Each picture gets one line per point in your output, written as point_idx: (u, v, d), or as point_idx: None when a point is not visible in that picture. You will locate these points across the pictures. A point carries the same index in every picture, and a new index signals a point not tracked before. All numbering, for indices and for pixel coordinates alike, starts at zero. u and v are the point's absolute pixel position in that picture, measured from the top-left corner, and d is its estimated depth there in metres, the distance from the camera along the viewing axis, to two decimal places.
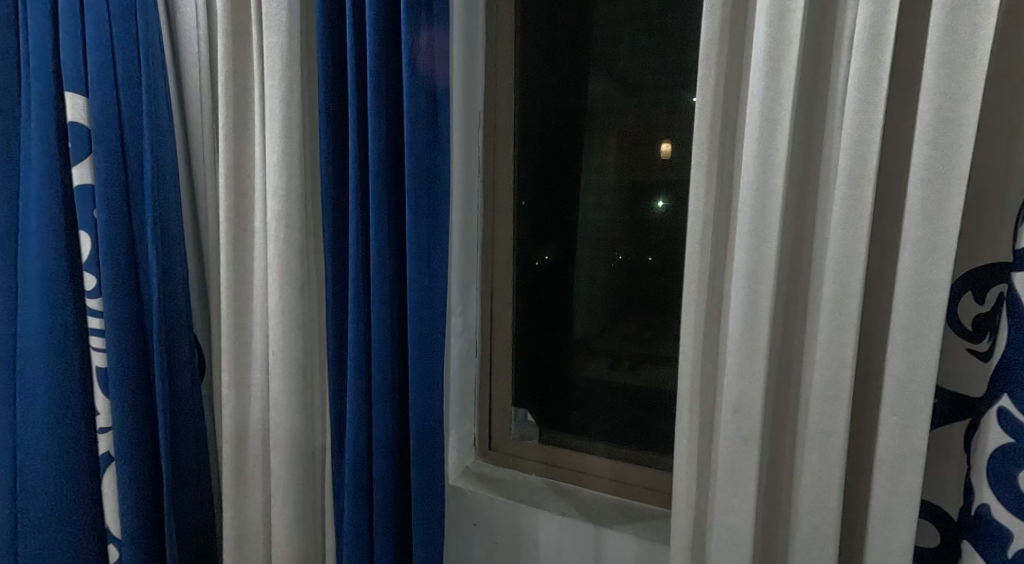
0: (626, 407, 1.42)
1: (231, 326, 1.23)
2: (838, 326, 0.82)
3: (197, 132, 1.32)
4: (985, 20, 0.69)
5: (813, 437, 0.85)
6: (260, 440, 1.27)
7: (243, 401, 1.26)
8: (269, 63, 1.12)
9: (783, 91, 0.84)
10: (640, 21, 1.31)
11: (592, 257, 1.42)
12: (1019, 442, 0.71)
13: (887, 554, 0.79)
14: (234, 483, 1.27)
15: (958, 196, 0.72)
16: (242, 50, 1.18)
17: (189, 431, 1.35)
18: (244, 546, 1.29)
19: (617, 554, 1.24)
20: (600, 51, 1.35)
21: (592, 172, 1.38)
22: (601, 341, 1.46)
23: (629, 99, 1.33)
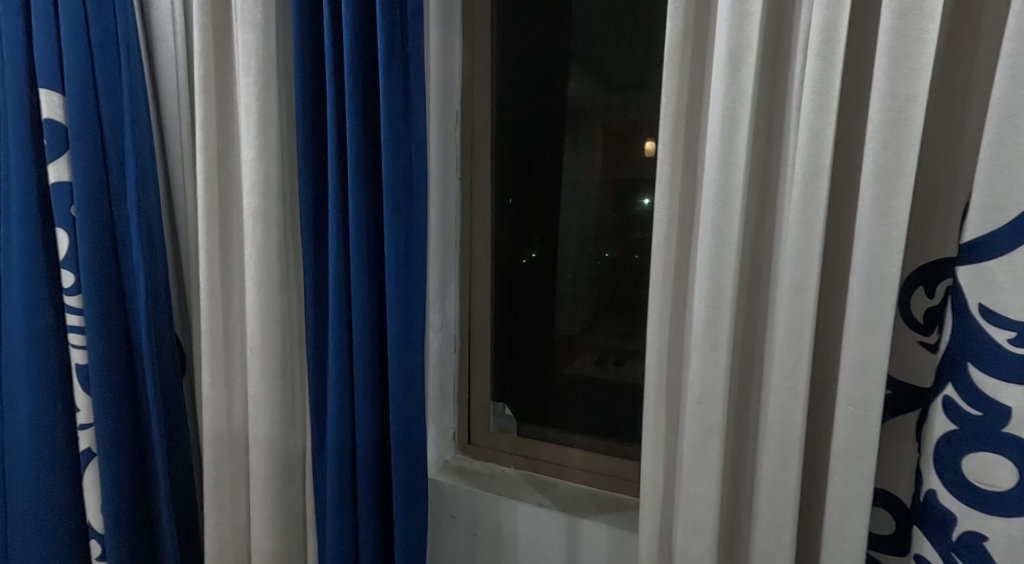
0: (606, 402, 1.44)
1: (211, 326, 1.23)
2: (795, 319, 0.85)
3: (174, 128, 1.32)
4: (930, 24, 0.72)
5: (773, 428, 0.88)
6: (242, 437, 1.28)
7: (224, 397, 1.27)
8: (244, 61, 1.12)
9: (743, 92, 0.86)
10: (618, 20, 1.32)
11: (577, 253, 1.41)
12: (962, 428, 0.73)
13: (842, 539, 0.81)
14: (216, 480, 1.27)
15: (905, 193, 0.75)
16: (219, 46, 1.19)
17: (175, 428, 1.37)
18: (226, 542, 1.30)
19: (590, 543, 1.27)
20: (579, 50, 1.36)
21: (579, 172, 1.38)
22: (584, 339, 1.44)
23: (612, 97, 1.33)
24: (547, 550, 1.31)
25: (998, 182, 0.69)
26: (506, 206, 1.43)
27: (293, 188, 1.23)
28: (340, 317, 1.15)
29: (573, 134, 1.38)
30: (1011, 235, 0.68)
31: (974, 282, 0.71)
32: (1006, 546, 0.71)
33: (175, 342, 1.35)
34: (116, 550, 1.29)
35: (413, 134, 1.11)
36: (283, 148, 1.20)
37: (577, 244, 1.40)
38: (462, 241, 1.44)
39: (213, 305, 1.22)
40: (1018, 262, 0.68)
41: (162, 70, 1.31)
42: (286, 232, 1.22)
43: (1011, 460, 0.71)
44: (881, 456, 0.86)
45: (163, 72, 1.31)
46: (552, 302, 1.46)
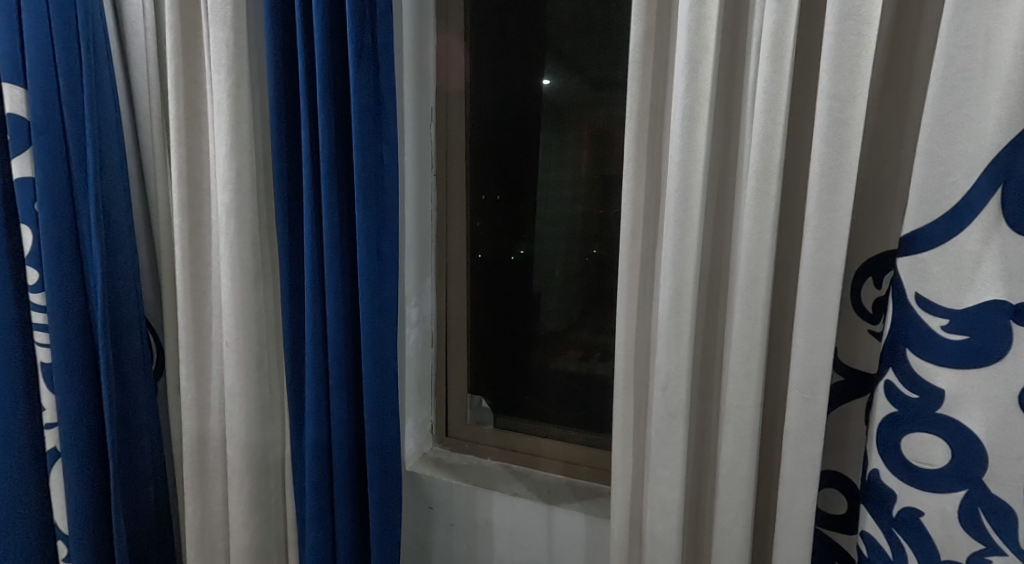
0: (586, 398, 1.45)
1: (191, 318, 1.25)
2: (750, 309, 0.88)
3: (146, 125, 1.33)
4: (868, 29, 0.76)
5: (731, 412, 0.92)
6: (220, 431, 1.30)
7: (203, 394, 1.29)
8: (216, 58, 1.14)
9: (701, 92, 0.90)
10: (597, 15, 1.32)
11: (567, 251, 1.41)
12: (901, 410, 0.77)
13: (793, 517, 0.85)
14: (197, 475, 1.30)
15: (848, 188, 0.79)
16: (189, 42, 1.19)
17: (140, 429, 1.37)
18: (207, 536, 1.32)
19: (565, 531, 1.30)
20: (559, 46, 1.37)
21: (566, 167, 1.38)
22: (572, 334, 1.45)
23: (598, 92, 1.33)
24: (522, 538, 1.35)
25: (931, 178, 0.73)
26: (481, 202, 1.46)
27: (267, 184, 1.25)
28: (314, 311, 1.17)
29: (559, 129, 1.38)
30: (943, 227, 0.73)
31: (911, 273, 0.75)
32: (938, 520, 0.76)
33: (145, 340, 1.36)
34: (79, 550, 1.31)
35: (384, 130, 1.12)
36: (257, 145, 1.22)
37: (561, 239, 1.41)
38: (439, 236, 1.46)
39: (187, 300, 1.24)
40: (950, 254, 0.73)
41: (133, 67, 1.31)
42: (260, 226, 1.23)
43: (944, 439, 0.75)
44: (831, 438, 0.91)
45: (134, 67, 1.31)
46: (537, 297, 1.47)
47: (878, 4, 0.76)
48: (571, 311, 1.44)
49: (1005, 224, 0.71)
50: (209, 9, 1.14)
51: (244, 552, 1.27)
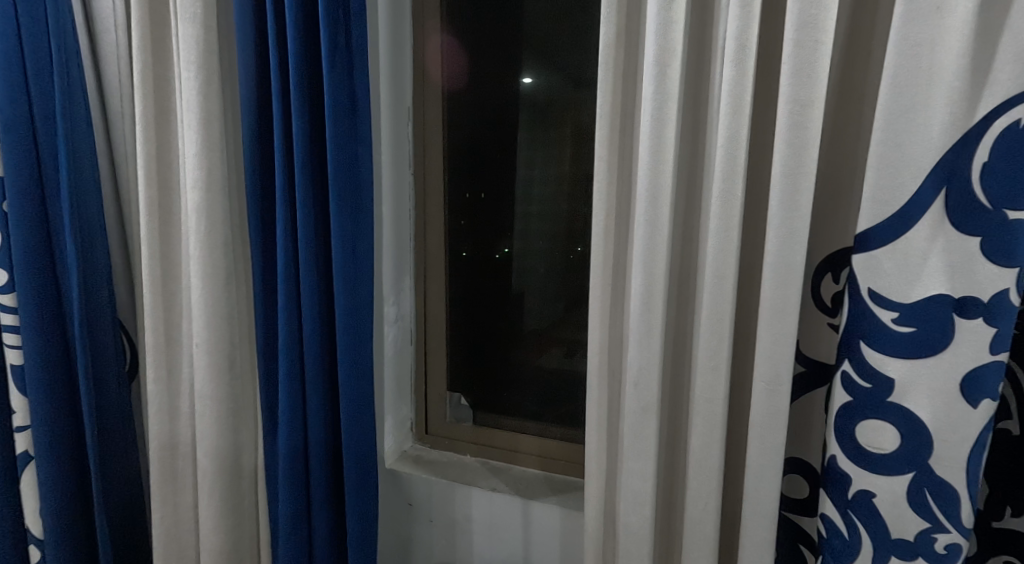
0: (568, 393, 1.47)
1: (159, 321, 1.25)
2: (717, 303, 0.92)
3: (117, 126, 1.34)
4: (824, 37, 0.80)
5: (700, 404, 0.95)
6: (191, 433, 1.31)
7: (174, 397, 1.30)
8: (185, 54, 1.15)
9: (669, 94, 0.93)
10: (575, 15, 1.35)
11: (550, 248, 1.44)
12: (855, 399, 0.81)
13: (758, 503, 0.89)
14: (167, 479, 1.31)
15: (807, 188, 0.82)
16: (156, 39, 1.20)
17: (115, 432, 1.37)
18: (177, 539, 1.33)
19: (542, 524, 1.34)
20: (539, 44, 1.39)
21: (550, 166, 1.40)
22: (554, 332, 1.48)
23: (578, 91, 1.36)
24: (500, 532, 1.38)
25: (882, 179, 0.77)
26: (465, 200, 1.48)
27: (241, 183, 1.26)
28: (290, 311, 1.18)
29: (543, 128, 1.41)
30: (893, 225, 0.77)
31: (865, 269, 0.79)
32: (889, 501, 0.81)
33: (118, 342, 1.36)
34: (56, 554, 1.32)
35: (358, 130, 1.14)
36: (229, 144, 1.23)
37: (541, 236, 1.44)
38: (417, 236, 1.49)
39: (155, 301, 1.25)
40: (900, 250, 0.77)
41: (105, 67, 1.32)
42: (233, 226, 1.24)
43: (893, 425, 0.80)
44: (794, 426, 0.95)
45: (106, 65, 1.32)
46: (522, 294, 1.49)
47: (833, 12, 0.80)
48: (555, 309, 1.46)
49: (949, 222, 0.75)
50: (179, 8, 1.15)
51: (216, 553, 1.28)
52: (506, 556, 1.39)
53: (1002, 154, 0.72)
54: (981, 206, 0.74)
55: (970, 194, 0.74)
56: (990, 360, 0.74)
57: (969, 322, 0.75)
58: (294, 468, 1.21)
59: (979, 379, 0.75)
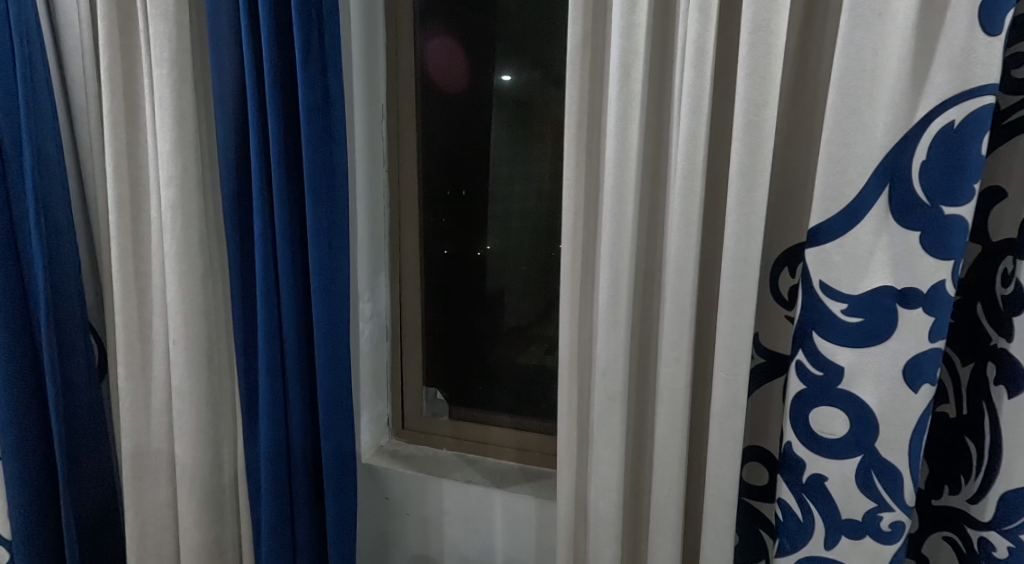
0: (546, 388, 1.50)
1: (128, 319, 1.26)
2: (679, 297, 0.95)
3: (84, 124, 1.33)
4: (775, 41, 0.83)
5: (664, 394, 0.99)
6: (164, 431, 1.31)
7: (146, 394, 1.30)
8: (156, 51, 1.15)
9: (633, 95, 0.96)
10: (548, 11, 1.37)
11: (530, 245, 1.46)
12: (809, 387, 0.85)
13: (719, 488, 0.93)
14: (140, 478, 1.32)
15: (761, 186, 0.86)
16: (125, 35, 1.20)
17: (86, 429, 1.37)
18: (152, 537, 1.34)
19: (516, 515, 1.37)
20: (513, 42, 1.41)
21: (528, 163, 1.42)
22: (534, 329, 1.50)
23: (553, 88, 1.38)
24: (474, 523, 1.41)
25: (832, 177, 0.80)
26: (446, 198, 1.51)
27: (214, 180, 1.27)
28: (270, 309, 1.19)
29: (523, 127, 1.42)
30: (842, 221, 0.81)
31: (817, 263, 0.83)
32: (840, 484, 0.85)
33: (88, 341, 1.36)
34: (24, 552, 1.32)
35: (332, 128, 1.16)
36: (202, 141, 1.23)
37: (521, 233, 1.46)
38: (392, 232, 1.50)
39: (128, 298, 1.26)
40: (848, 245, 0.81)
41: (70, 64, 1.31)
42: (207, 223, 1.25)
43: (843, 411, 0.84)
44: (754, 415, 0.99)
45: (70, 60, 1.31)
46: (500, 291, 1.51)
47: (784, 18, 0.83)
48: (536, 306, 1.49)
49: (892, 218, 0.79)
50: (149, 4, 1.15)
51: (195, 550, 1.29)
52: (480, 546, 1.42)
53: (938, 153, 0.76)
54: (920, 203, 0.78)
55: (911, 191, 0.78)
56: (928, 347, 0.79)
57: (911, 312, 0.79)
58: (273, 467, 1.22)
59: (919, 365, 0.79)
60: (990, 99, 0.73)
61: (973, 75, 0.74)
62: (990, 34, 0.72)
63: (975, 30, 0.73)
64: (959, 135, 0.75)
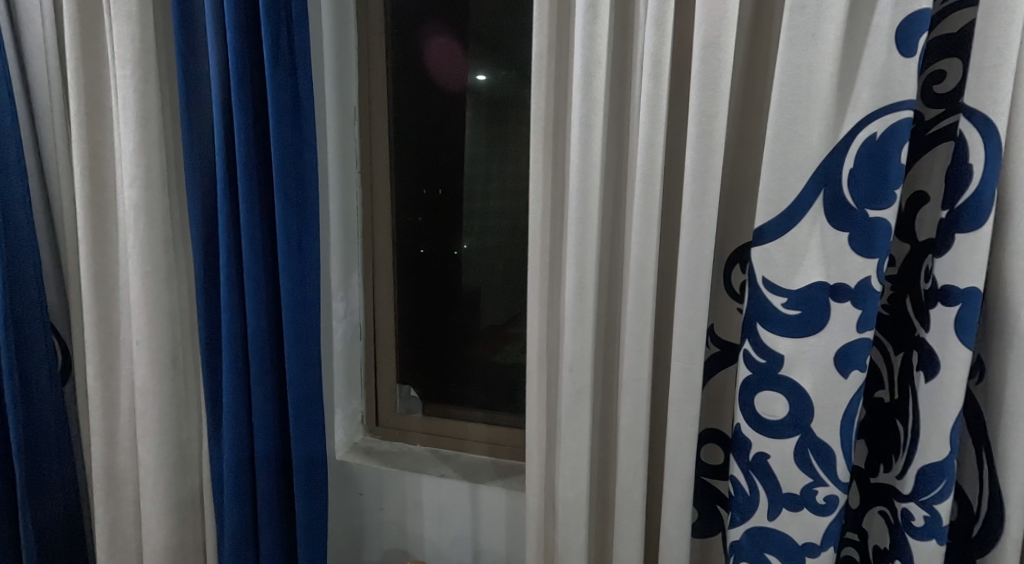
0: (518, 382, 1.56)
1: (94, 317, 1.29)
2: (641, 292, 1.02)
3: (47, 124, 1.35)
4: (725, 56, 0.90)
5: (627, 385, 1.05)
6: (130, 433, 1.34)
7: (112, 392, 1.33)
8: (121, 52, 1.18)
9: (595, 101, 1.02)
10: (515, 15, 1.43)
11: (503, 243, 1.52)
12: (754, 374, 0.92)
13: (677, 471, 1.00)
14: (107, 477, 1.34)
15: (714, 190, 0.93)
16: (89, 36, 1.23)
17: (51, 431, 1.38)
18: (118, 536, 1.37)
19: (488, 505, 1.42)
20: (482, 46, 1.47)
21: (500, 163, 1.48)
22: (506, 324, 1.56)
23: (523, 89, 1.44)
24: (447, 515, 1.46)
25: (774, 181, 0.87)
26: (421, 197, 1.55)
27: (179, 181, 1.30)
28: (235, 309, 1.22)
29: (493, 128, 1.48)
30: (784, 222, 0.88)
31: (761, 260, 0.90)
32: (781, 461, 0.92)
33: (50, 342, 1.37)
34: None
35: (302, 128, 1.20)
36: (167, 139, 1.26)
37: (497, 233, 1.52)
38: (365, 232, 1.55)
39: (93, 298, 1.28)
40: (787, 244, 0.88)
41: (32, 65, 1.33)
42: (172, 222, 1.28)
43: (784, 396, 0.91)
44: (710, 401, 1.06)
45: (31, 61, 1.33)
46: (474, 289, 1.57)
47: (732, 34, 0.90)
48: (511, 305, 1.54)
49: (825, 219, 0.87)
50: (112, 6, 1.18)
51: (161, 551, 1.32)
52: (452, 537, 1.47)
53: (865, 161, 0.85)
54: (849, 206, 0.86)
55: (842, 196, 0.86)
56: (857, 337, 0.87)
57: (841, 305, 0.87)
58: (239, 466, 1.25)
59: (849, 353, 0.88)
60: (908, 114, 0.82)
61: (892, 92, 0.83)
62: (905, 55, 0.81)
63: (892, 52, 0.82)
64: (882, 145, 0.84)
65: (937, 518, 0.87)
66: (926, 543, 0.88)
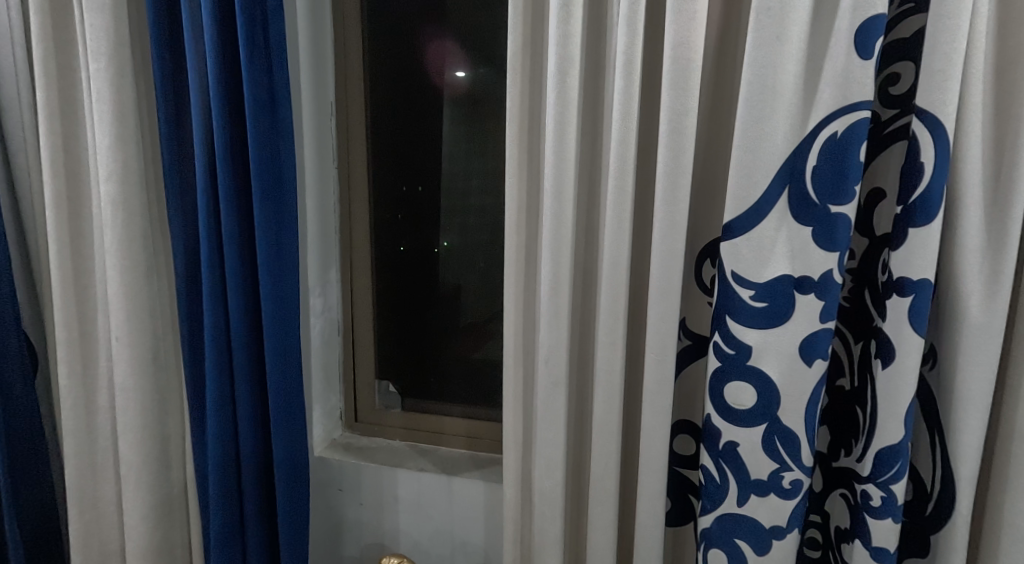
0: (497, 377, 1.57)
1: (67, 315, 1.28)
2: (617, 286, 1.04)
3: (14, 119, 1.33)
4: (693, 56, 0.93)
5: (603, 377, 1.07)
6: (108, 430, 1.34)
7: (91, 389, 1.33)
8: (94, 45, 1.17)
9: (570, 99, 1.04)
10: (492, 12, 1.45)
11: (481, 239, 1.53)
12: (723, 365, 0.95)
13: (651, 460, 1.03)
14: (83, 476, 1.34)
15: (685, 186, 0.95)
16: (61, 28, 1.22)
17: (24, 432, 1.37)
18: (95, 536, 1.36)
19: (468, 498, 1.44)
20: (458, 42, 1.48)
21: (479, 159, 1.49)
22: (484, 320, 1.58)
23: (499, 86, 1.46)
24: (427, 509, 1.48)
25: (742, 178, 0.90)
26: (401, 193, 1.56)
27: (156, 176, 1.29)
28: (216, 305, 1.22)
29: (471, 125, 1.49)
30: (751, 217, 0.91)
31: (729, 255, 0.93)
32: (749, 448, 0.96)
33: (22, 340, 1.35)
34: None
35: (277, 124, 1.19)
36: (144, 134, 1.26)
37: (476, 229, 1.53)
38: (342, 228, 1.55)
39: (67, 295, 1.27)
40: (754, 239, 0.91)
41: None
42: (151, 218, 1.28)
43: (751, 386, 0.94)
44: (682, 393, 1.09)
45: None
46: (452, 285, 1.58)
47: (701, 33, 0.93)
48: (491, 301, 1.56)
49: (790, 215, 0.90)
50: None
51: (141, 550, 1.32)
52: (432, 531, 1.49)
53: (826, 158, 0.88)
54: (812, 202, 0.89)
55: (805, 193, 0.89)
56: (820, 328, 0.91)
57: (805, 297, 0.91)
58: (222, 460, 1.26)
59: (813, 343, 0.91)
60: (866, 114, 0.86)
61: (852, 92, 0.86)
62: (863, 58, 0.84)
63: (852, 54, 0.85)
64: (842, 143, 0.87)
65: (894, 498, 0.91)
66: (883, 522, 0.92)
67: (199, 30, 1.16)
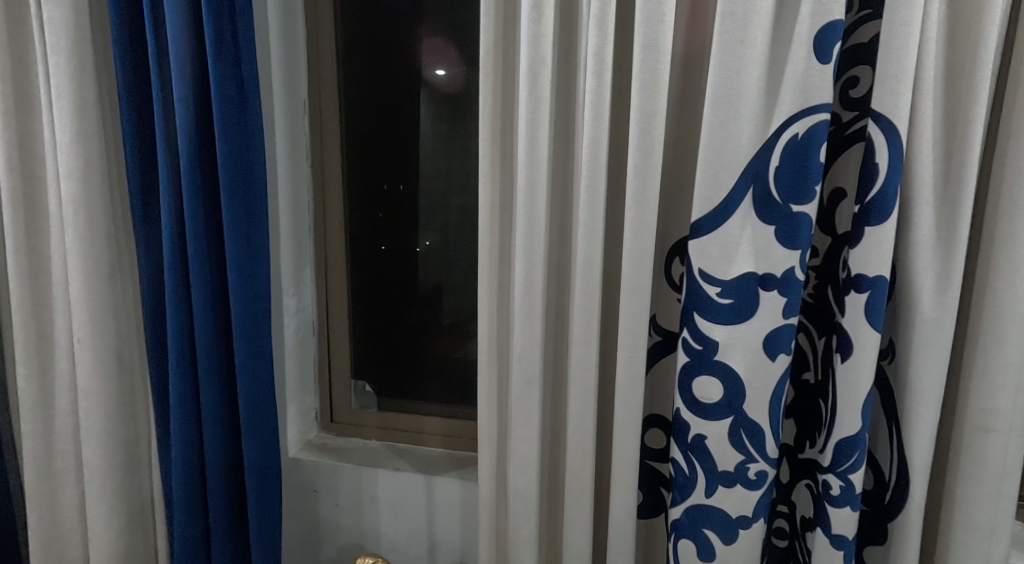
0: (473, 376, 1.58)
1: (26, 314, 1.26)
2: (588, 284, 1.06)
3: None
4: (661, 57, 0.95)
5: (575, 374, 1.09)
6: (69, 433, 1.32)
7: (49, 390, 1.31)
8: (54, 41, 1.15)
9: (541, 98, 1.06)
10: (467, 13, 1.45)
11: (457, 239, 1.54)
12: (691, 360, 0.97)
13: (622, 455, 1.05)
14: (43, 478, 1.32)
15: (654, 186, 0.98)
16: (16, 22, 1.21)
17: None
18: (57, 540, 1.35)
19: (443, 497, 1.45)
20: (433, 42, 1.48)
21: (458, 158, 1.50)
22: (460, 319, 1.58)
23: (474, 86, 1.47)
24: (402, 508, 1.48)
25: (708, 178, 0.92)
26: (381, 192, 1.57)
27: (119, 175, 1.28)
28: (181, 304, 1.22)
29: (447, 125, 1.50)
30: (717, 216, 0.93)
31: (697, 253, 0.95)
32: (716, 441, 0.98)
33: None
34: None
35: (246, 122, 1.19)
36: (106, 131, 1.25)
37: (451, 228, 1.54)
38: (317, 227, 1.55)
39: (26, 294, 1.25)
40: (720, 237, 0.94)
41: None
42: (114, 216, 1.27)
43: (718, 380, 0.97)
44: (653, 388, 1.12)
45: None
46: (428, 285, 1.59)
47: (668, 36, 0.95)
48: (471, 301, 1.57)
49: (755, 214, 0.93)
50: None
51: (108, 554, 1.30)
52: (408, 530, 1.49)
53: (789, 159, 0.91)
54: (774, 202, 0.92)
55: (768, 193, 0.92)
56: (782, 323, 0.94)
57: (768, 294, 0.94)
58: (188, 462, 1.25)
59: (776, 338, 0.94)
60: (825, 116, 0.89)
61: (812, 95, 0.89)
62: (822, 62, 0.87)
63: (811, 58, 0.88)
64: (803, 144, 0.90)
65: (852, 487, 0.94)
66: (842, 510, 0.95)
67: (167, 28, 1.15)
